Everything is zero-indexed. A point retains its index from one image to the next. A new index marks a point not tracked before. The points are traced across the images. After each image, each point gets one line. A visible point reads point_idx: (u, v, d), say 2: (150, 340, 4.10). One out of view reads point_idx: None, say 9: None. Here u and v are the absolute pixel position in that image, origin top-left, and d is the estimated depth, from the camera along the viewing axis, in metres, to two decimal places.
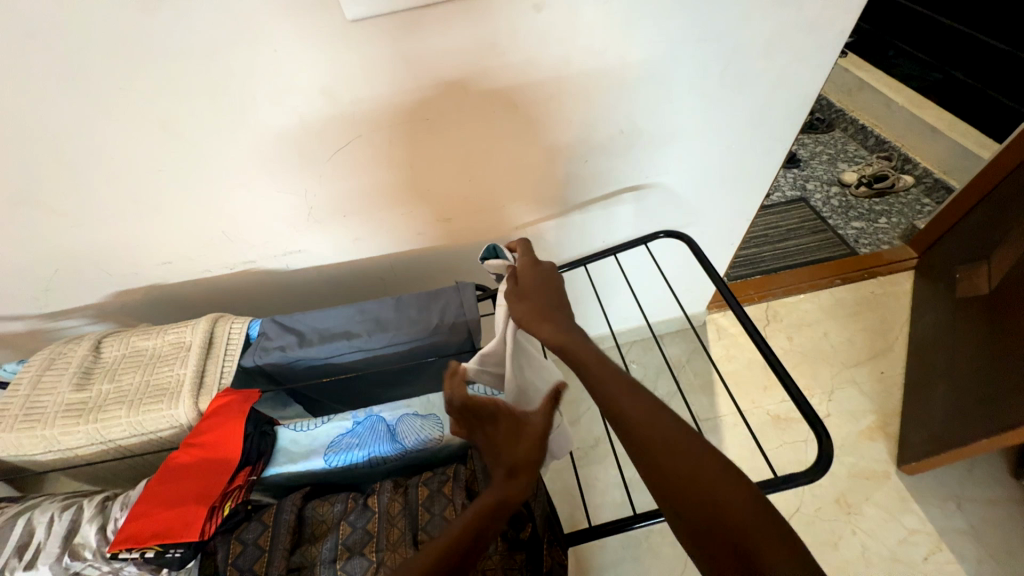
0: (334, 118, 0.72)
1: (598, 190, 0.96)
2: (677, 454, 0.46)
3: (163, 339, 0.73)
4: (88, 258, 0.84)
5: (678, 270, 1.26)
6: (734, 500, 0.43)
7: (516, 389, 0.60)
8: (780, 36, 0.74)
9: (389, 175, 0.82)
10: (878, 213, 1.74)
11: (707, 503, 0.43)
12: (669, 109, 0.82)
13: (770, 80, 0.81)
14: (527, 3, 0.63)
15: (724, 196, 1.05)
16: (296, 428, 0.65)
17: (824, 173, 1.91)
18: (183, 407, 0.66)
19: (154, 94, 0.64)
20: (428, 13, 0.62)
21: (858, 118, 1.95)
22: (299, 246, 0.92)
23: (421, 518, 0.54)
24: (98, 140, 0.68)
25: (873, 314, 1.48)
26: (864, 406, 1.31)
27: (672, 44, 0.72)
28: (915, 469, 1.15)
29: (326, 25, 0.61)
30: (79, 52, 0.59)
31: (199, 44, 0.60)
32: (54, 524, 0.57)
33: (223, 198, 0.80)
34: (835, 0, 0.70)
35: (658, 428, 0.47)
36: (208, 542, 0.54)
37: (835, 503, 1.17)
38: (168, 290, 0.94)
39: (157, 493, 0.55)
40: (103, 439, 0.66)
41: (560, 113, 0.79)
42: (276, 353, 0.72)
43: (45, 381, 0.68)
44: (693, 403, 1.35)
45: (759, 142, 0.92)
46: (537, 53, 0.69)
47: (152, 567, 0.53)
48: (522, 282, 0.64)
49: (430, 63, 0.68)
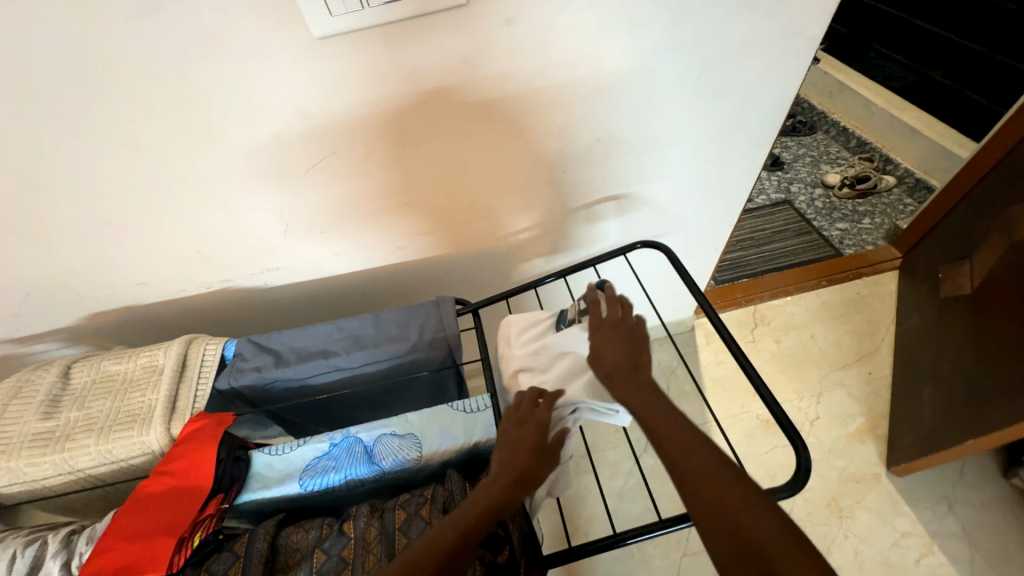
0: (307, 135, 0.71)
1: (580, 200, 0.96)
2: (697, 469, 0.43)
3: (134, 363, 0.71)
4: (59, 281, 0.82)
5: (664, 277, 1.26)
6: (757, 521, 0.39)
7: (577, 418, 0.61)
8: (752, 43, 0.74)
9: (366, 190, 0.82)
10: (861, 213, 1.76)
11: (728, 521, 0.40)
12: (646, 119, 0.83)
13: (746, 87, 0.81)
14: (499, 17, 0.63)
15: (705, 202, 1.05)
16: (271, 452, 0.62)
17: (807, 175, 1.93)
18: (155, 434, 0.64)
19: (120, 115, 0.63)
20: (397, 29, 0.62)
21: (839, 120, 1.98)
22: (277, 262, 0.90)
23: (398, 542, 0.53)
24: (63, 162, 0.66)
25: (859, 315, 1.49)
26: (853, 408, 1.32)
27: (647, 53, 0.73)
28: (905, 470, 1.16)
29: (295, 42, 0.60)
30: (40, 73, 0.57)
31: (166, 63, 0.59)
32: (15, 561, 0.54)
33: (197, 218, 0.79)
34: (803, 9, 0.71)
35: (681, 442, 0.46)
36: None
37: (827, 507, 1.16)
38: (144, 312, 0.92)
39: (124, 525, 0.53)
40: (71, 469, 0.64)
41: (536, 125, 0.79)
42: (252, 374, 0.71)
43: (10, 410, 0.66)
44: (683, 409, 1.35)
45: (738, 148, 0.93)
46: (511, 65, 0.69)
47: None
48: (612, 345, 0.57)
49: (402, 80, 0.67)
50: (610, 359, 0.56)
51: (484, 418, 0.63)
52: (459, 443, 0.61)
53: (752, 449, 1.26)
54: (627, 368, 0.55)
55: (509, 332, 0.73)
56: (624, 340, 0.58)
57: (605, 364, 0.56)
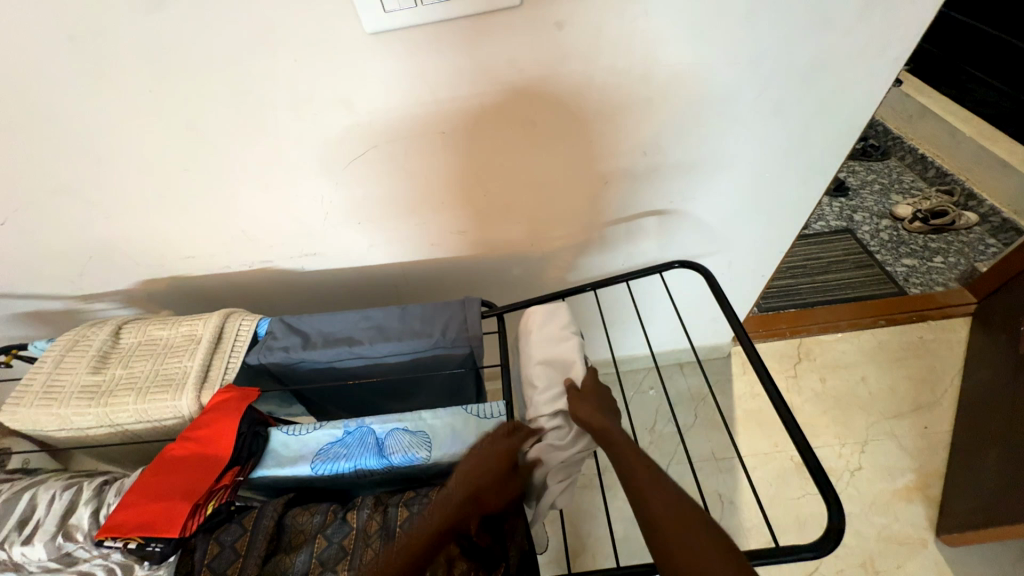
0: (353, 129, 0.73)
1: (619, 213, 0.92)
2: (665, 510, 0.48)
3: (177, 330, 0.75)
4: (122, 247, 0.88)
5: (701, 300, 1.20)
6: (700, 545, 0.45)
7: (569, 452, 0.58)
8: (823, 63, 0.69)
9: (403, 186, 0.83)
10: (933, 250, 1.61)
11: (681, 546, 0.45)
12: (695, 134, 0.79)
13: (810, 109, 0.76)
14: (550, 20, 0.62)
15: (754, 226, 0.99)
16: (287, 431, 0.64)
17: (874, 204, 1.79)
18: (186, 399, 0.67)
19: (186, 97, 0.67)
20: (446, 27, 0.62)
21: (917, 147, 1.83)
22: (316, 248, 0.93)
23: (397, 540, 0.53)
24: (134, 137, 0.71)
25: (920, 362, 1.37)
26: (902, 463, 1.20)
27: (703, 64, 0.69)
28: (957, 540, 1.04)
29: (348, 36, 0.62)
30: (119, 53, 0.62)
31: (225, 50, 0.62)
32: (54, 502, 0.59)
33: (245, 199, 0.82)
34: (884, 27, 0.65)
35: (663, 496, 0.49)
36: (189, 538, 0.55)
37: (860, 566, 1.07)
38: (193, 283, 0.98)
39: (147, 484, 0.56)
40: (111, 423, 0.69)
41: (580, 130, 0.76)
42: (280, 353, 0.73)
43: (66, 361, 0.72)
44: (710, 439, 1.28)
45: (798, 169, 0.87)
46: (559, 68, 0.67)
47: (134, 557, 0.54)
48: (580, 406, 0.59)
49: (444, 77, 0.67)
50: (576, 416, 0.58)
51: (496, 425, 0.62)
52: (468, 448, 0.60)
53: (782, 492, 1.18)
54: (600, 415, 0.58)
55: (530, 321, 0.69)
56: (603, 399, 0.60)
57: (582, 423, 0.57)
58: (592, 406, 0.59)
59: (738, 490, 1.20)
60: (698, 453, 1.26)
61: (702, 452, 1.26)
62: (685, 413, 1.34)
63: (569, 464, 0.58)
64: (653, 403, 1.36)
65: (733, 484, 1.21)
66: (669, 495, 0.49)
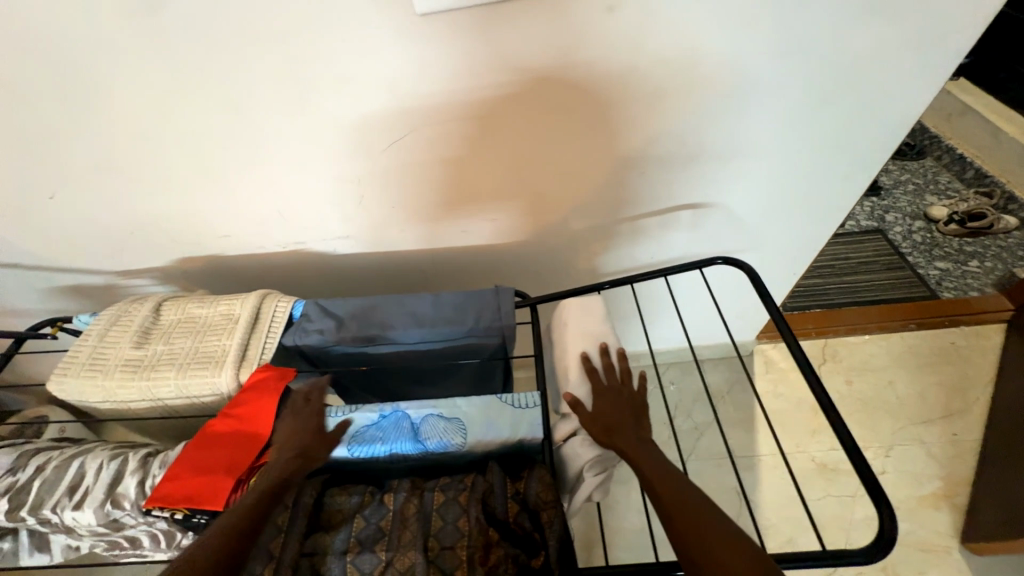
0: (394, 112, 0.72)
1: (654, 205, 0.91)
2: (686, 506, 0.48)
3: (215, 309, 0.76)
4: (161, 225, 0.90)
5: (739, 291, 1.17)
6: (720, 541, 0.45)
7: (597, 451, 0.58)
8: (878, 55, 0.67)
9: (439, 171, 0.82)
10: (968, 254, 1.56)
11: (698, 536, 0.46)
12: (739, 125, 0.76)
13: (860, 103, 0.73)
14: (602, 3, 0.61)
15: (792, 223, 0.97)
16: (325, 413, 0.65)
17: (908, 205, 1.74)
18: (226, 377, 0.69)
19: (232, 76, 0.67)
20: (496, 9, 0.61)
21: (955, 147, 1.77)
22: (349, 231, 0.94)
23: (433, 524, 0.53)
24: (178, 115, 0.72)
25: (950, 368, 1.33)
26: (928, 469, 1.18)
27: (754, 53, 0.67)
28: (984, 549, 1.03)
29: (395, 16, 0.61)
30: (170, 31, 0.62)
31: (274, 30, 0.62)
32: (102, 471, 0.61)
33: (282, 180, 0.83)
34: (951, 16, 0.62)
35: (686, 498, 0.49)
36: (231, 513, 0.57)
37: (880, 571, 1.06)
38: (227, 262, 0.99)
39: (191, 458, 0.58)
40: (152, 397, 0.70)
41: (622, 119, 0.75)
42: (315, 335, 0.74)
43: (110, 335, 0.74)
44: (730, 437, 1.27)
45: (843, 165, 0.84)
46: (606, 55, 0.66)
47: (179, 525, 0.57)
48: (602, 408, 0.59)
49: (489, 60, 0.66)
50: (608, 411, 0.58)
51: (532, 415, 0.62)
52: (504, 436, 0.60)
53: (802, 493, 1.17)
54: (625, 423, 0.57)
55: (565, 315, 0.72)
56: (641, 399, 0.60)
57: (602, 426, 0.57)
58: (616, 410, 0.58)
59: (757, 489, 1.19)
60: (717, 451, 1.26)
61: (721, 450, 1.26)
62: (705, 410, 1.33)
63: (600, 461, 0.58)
64: (673, 399, 1.36)
65: (752, 482, 1.20)
66: (689, 495, 0.49)
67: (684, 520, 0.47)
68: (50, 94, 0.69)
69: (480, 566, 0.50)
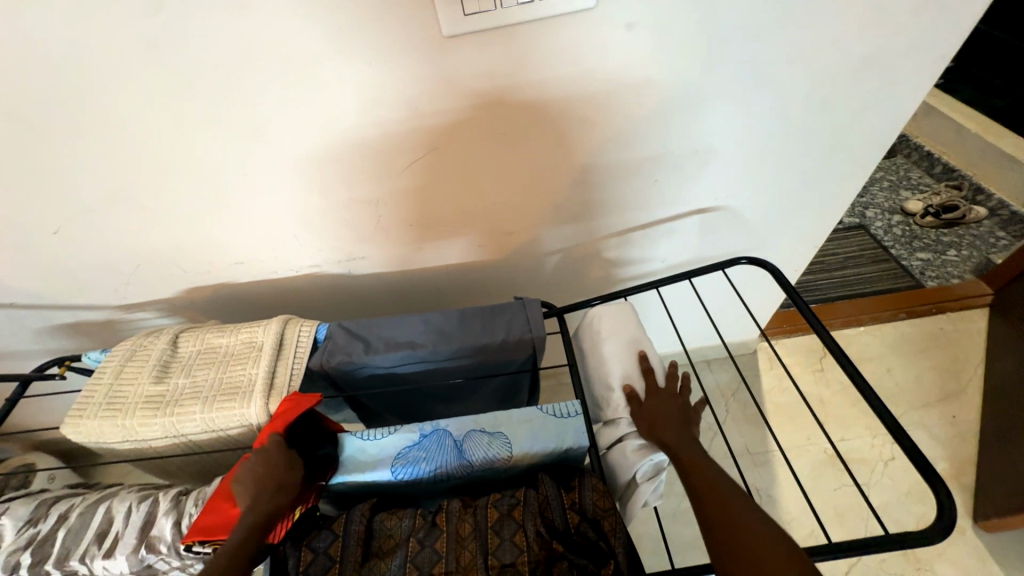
0: (415, 131, 0.73)
1: (664, 211, 0.93)
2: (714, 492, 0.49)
3: (236, 338, 0.74)
4: (170, 255, 0.87)
5: (754, 284, 1.18)
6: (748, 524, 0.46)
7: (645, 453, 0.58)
8: (876, 61, 0.71)
9: (456, 187, 0.83)
10: (946, 244, 1.65)
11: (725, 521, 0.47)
12: (746, 131, 0.79)
13: (858, 106, 0.77)
14: (621, 21, 0.63)
15: (794, 223, 1.00)
16: (364, 436, 0.63)
17: (885, 201, 1.83)
18: (254, 407, 0.67)
19: (250, 103, 0.67)
20: (520, 30, 0.62)
21: (924, 144, 1.87)
22: (364, 252, 0.93)
23: (491, 542, 0.52)
24: (192, 144, 0.71)
25: (943, 353, 1.39)
26: (933, 452, 1.22)
27: (762, 63, 0.70)
28: (996, 526, 1.06)
29: (422, 39, 0.62)
30: (190, 62, 0.61)
31: (297, 57, 0.62)
32: (132, 514, 0.58)
33: (297, 203, 0.82)
34: (940, 24, 0.67)
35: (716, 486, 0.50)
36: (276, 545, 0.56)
37: (902, 556, 1.08)
38: (237, 290, 0.97)
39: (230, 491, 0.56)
40: (176, 433, 0.68)
41: (636, 130, 0.77)
42: (343, 358, 0.73)
43: (126, 371, 0.71)
44: (744, 435, 1.29)
45: (842, 166, 0.88)
46: (621, 71, 0.68)
47: None
48: (649, 412, 0.60)
49: (509, 78, 0.67)
50: (657, 410, 0.60)
51: (575, 424, 0.62)
52: (550, 448, 0.60)
53: (819, 485, 1.20)
54: (676, 422, 0.58)
55: (595, 325, 0.73)
56: (693, 408, 0.61)
57: (651, 429, 0.58)
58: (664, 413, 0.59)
59: (775, 485, 1.21)
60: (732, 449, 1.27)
61: (736, 448, 1.28)
62: (716, 410, 1.35)
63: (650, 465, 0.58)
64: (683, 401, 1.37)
65: (769, 478, 1.22)
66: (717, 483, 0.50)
67: (712, 505, 0.48)
68: (54, 128, 0.67)
69: None
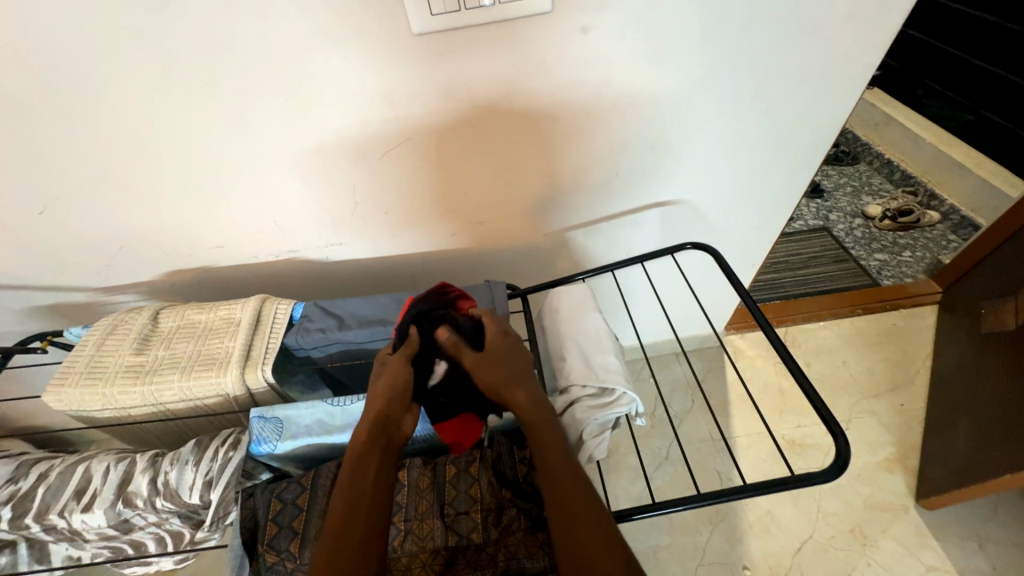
0: (390, 123, 0.78)
1: (626, 204, 0.99)
2: (571, 496, 0.49)
3: (215, 314, 0.78)
4: (152, 239, 0.91)
5: (715, 278, 1.25)
6: (592, 535, 0.46)
7: (584, 414, 0.64)
8: (809, 67, 0.78)
9: (428, 178, 0.88)
10: (902, 246, 1.74)
11: (573, 532, 0.46)
12: (696, 130, 0.86)
13: (797, 109, 0.84)
14: (577, 26, 0.69)
15: (748, 219, 1.08)
16: (334, 402, 0.66)
17: (847, 205, 1.93)
18: (231, 376, 0.71)
19: (231, 91, 0.71)
20: (484, 30, 0.68)
21: (884, 152, 1.98)
22: (342, 239, 0.97)
23: (447, 494, 0.60)
24: (176, 130, 0.75)
25: (894, 346, 1.48)
26: (882, 437, 1.30)
27: (706, 68, 0.77)
28: (934, 504, 1.14)
29: (393, 36, 0.67)
30: (175, 52, 0.66)
31: (276, 49, 0.67)
32: (110, 473, 0.62)
33: (277, 190, 0.86)
34: (863, 36, 0.74)
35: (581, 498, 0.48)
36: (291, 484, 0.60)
37: (849, 533, 1.15)
38: (218, 273, 1.01)
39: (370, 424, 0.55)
40: (155, 401, 0.71)
41: (596, 127, 0.83)
42: (317, 333, 0.76)
43: (107, 344, 0.75)
44: (707, 422, 1.36)
45: (788, 163, 0.95)
46: (578, 74, 0.75)
47: (188, 509, 0.62)
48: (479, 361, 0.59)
49: (475, 80, 0.74)
50: (493, 379, 0.58)
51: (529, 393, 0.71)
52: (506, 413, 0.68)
53: (775, 468, 1.26)
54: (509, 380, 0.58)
55: (555, 304, 0.80)
56: (511, 349, 0.61)
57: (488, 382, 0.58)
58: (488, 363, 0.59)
59: (734, 468, 1.27)
60: (696, 436, 1.34)
61: (699, 434, 1.34)
62: (682, 399, 1.41)
63: (595, 426, 0.64)
64: (651, 390, 1.44)
65: (729, 462, 1.28)
66: (581, 488, 0.49)
67: (562, 512, 0.48)
68: (42, 111, 0.70)
69: (497, 522, 0.58)
